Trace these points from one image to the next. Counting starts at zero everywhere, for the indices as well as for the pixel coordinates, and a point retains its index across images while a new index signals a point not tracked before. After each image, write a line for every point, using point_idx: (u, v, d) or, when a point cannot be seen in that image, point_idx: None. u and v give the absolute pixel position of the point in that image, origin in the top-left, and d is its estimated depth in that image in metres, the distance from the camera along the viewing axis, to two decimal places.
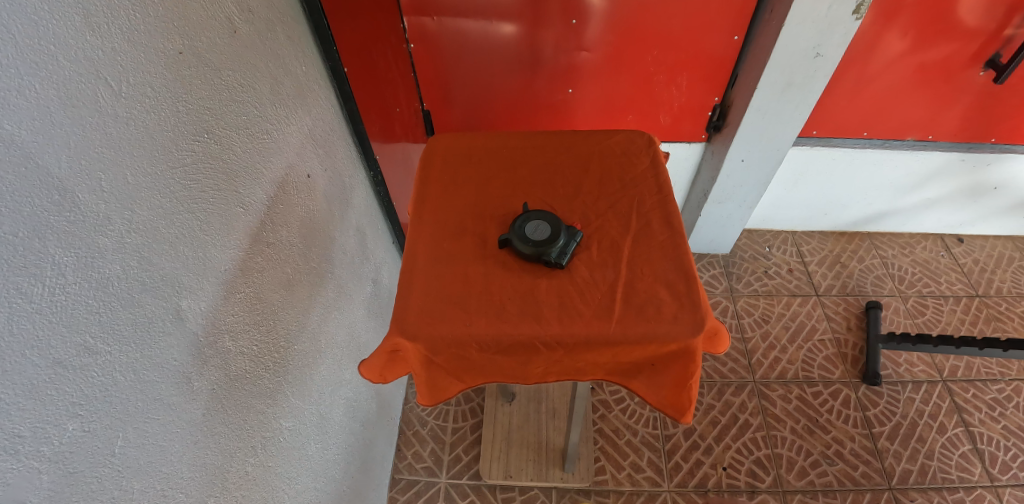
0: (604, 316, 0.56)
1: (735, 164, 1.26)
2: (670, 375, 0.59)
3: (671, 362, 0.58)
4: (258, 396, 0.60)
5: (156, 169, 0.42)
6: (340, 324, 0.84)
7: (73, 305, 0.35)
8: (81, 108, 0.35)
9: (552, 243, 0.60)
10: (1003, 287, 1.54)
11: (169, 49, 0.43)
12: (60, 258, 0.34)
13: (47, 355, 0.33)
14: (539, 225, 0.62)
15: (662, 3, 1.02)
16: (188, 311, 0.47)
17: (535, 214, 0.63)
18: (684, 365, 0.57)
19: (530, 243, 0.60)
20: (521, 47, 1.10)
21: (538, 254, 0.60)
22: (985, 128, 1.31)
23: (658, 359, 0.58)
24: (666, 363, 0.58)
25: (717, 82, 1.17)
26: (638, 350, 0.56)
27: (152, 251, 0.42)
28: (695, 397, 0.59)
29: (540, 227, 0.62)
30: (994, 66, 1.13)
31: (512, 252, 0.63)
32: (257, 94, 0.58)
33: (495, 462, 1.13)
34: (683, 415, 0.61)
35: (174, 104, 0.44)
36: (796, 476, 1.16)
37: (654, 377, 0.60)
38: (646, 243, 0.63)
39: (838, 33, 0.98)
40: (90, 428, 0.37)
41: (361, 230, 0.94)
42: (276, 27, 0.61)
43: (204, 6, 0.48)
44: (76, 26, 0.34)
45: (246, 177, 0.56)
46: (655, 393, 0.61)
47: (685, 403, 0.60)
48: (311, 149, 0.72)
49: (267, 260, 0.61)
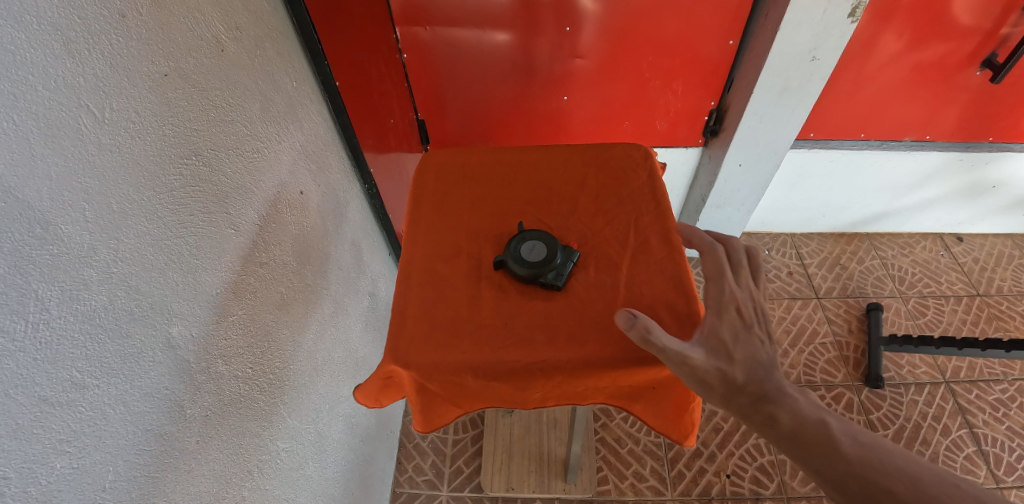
0: (602, 339, 0.55)
1: (733, 169, 1.26)
2: (671, 398, 0.58)
3: (672, 385, 0.57)
4: (254, 420, 0.59)
5: (144, 195, 0.42)
6: (337, 340, 0.83)
7: (57, 341, 0.34)
8: (62, 137, 0.34)
9: (549, 264, 0.59)
10: (1003, 285, 1.54)
11: (156, 72, 0.43)
12: (43, 293, 0.33)
13: (32, 393, 0.32)
14: (535, 246, 0.61)
15: (656, 8, 1.02)
16: (178, 338, 0.46)
17: (529, 233, 0.63)
18: (686, 387, 0.56)
19: (526, 264, 0.60)
20: (515, 55, 1.10)
21: (533, 275, 0.59)
22: (983, 127, 1.30)
23: (659, 381, 0.57)
24: (668, 385, 0.57)
25: (713, 86, 1.17)
26: (639, 374, 0.55)
27: (141, 279, 0.41)
28: (697, 419, 0.59)
29: (535, 247, 0.61)
30: (991, 65, 1.13)
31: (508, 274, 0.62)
32: (246, 112, 0.57)
33: (496, 474, 1.12)
34: (685, 437, 0.60)
35: (161, 128, 0.43)
36: (800, 482, 1.14)
37: (655, 400, 0.59)
38: (644, 261, 0.62)
39: (833, 36, 0.98)
40: (79, 465, 0.36)
41: (357, 244, 0.93)
42: (265, 43, 0.61)
43: (190, 26, 0.47)
44: (54, 53, 0.33)
45: (236, 197, 0.55)
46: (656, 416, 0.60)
47: (687, 426, 0.59)
48: (304, 165, 0.71)
49: (261, 281, 0.60)
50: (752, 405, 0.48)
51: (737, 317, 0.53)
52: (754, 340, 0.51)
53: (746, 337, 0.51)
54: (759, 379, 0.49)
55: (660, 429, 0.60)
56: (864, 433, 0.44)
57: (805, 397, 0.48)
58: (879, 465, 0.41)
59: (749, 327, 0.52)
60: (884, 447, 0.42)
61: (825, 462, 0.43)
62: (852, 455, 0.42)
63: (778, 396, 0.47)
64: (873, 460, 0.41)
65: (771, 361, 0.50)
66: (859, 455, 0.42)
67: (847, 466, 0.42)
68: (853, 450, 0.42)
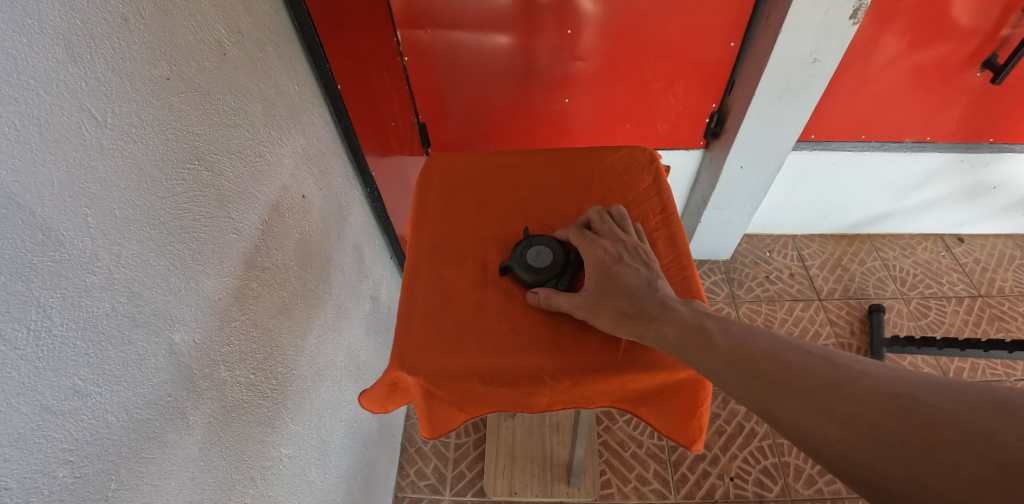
0: (609, 344, 0.55)
1: (733, 171, 1.26)
2: (679, 402, 0.58)
3: (680, 389, 0.57)
4: (257, 426, 0.58)
5: (146, 199, 0.41)
6: (340, 345, 0.83)
7: (59, 348, 0.34)
8: (64, 142, 0.34)
9: (555, 269, 0.59)
10: (1005, 286, 1.54)
11: (157, 76, 0.42)
12: (44, 299, 0.32)
13: (33, 401, 0.32)
14: (541, 252, 0.61)
15: (657, 10, 1.01)
16: (181, 344, 0.45)
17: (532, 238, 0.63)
18: (693, 391, 0.56)
19: (533, 270, 0.59)
20: (516, 57, 1.09)
21: (540, 281, 0.59)
22: (985, 128, 1.30)
23: (667, 384, 0.56)
24: (676, 390, 0.57)
25: (714, 88, 1.17)
26: (646, 377, 0.54)
27: (143, 285, 0.41)
28: (705, 423, 0.58)
29: (539, 252, 0.61)
30: (991, 67, 1.13)
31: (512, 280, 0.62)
32: (249, 116, 0.57)
33: (499, 478, 1.12)
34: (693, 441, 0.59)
35: (163, 133, 0.43)
36: (804, 485, 1.14)
37: (663, 404, 0.58)
38: None
39: (835, 38, 0.98)
40: (82, 474, 0.35)
41: (359, 248, 0.93)
42: (267, 47, 0.60)
43: (192, 30, 0.47)
44: (56, 58, 0.33)
45: (238, 201, 0.55)
46: (665, 421, 0.59)
47: (695, 430, 0.59)
48: (306, 169, 0.71)
49: (263, 286, 0.59)
50: (639, 326, 0.51)
51: (606, 254, 0.58)
52: (627, 269, 0.56)
53: (619, 267, 0.56)
54: (641, 301, 0.52)
55: (668, 434, 0.59)
56: (739, 324, 0.47)
57: (687, 305, 0.51)
58: (747, 346, 0.45)
59: (622, 258, 0.57)
60: (751, 331, 0.46)
61: (707, 358, 0.46)
62: (724, 348, 0.45)
63: (659, 312, 0.51)
64: (742, 344, 0.45)
65: (647, 284, 0.54)
66: (731, 345, 0.45)
67: (725, 358, 0.45)
68: (726, 342, 0.46)
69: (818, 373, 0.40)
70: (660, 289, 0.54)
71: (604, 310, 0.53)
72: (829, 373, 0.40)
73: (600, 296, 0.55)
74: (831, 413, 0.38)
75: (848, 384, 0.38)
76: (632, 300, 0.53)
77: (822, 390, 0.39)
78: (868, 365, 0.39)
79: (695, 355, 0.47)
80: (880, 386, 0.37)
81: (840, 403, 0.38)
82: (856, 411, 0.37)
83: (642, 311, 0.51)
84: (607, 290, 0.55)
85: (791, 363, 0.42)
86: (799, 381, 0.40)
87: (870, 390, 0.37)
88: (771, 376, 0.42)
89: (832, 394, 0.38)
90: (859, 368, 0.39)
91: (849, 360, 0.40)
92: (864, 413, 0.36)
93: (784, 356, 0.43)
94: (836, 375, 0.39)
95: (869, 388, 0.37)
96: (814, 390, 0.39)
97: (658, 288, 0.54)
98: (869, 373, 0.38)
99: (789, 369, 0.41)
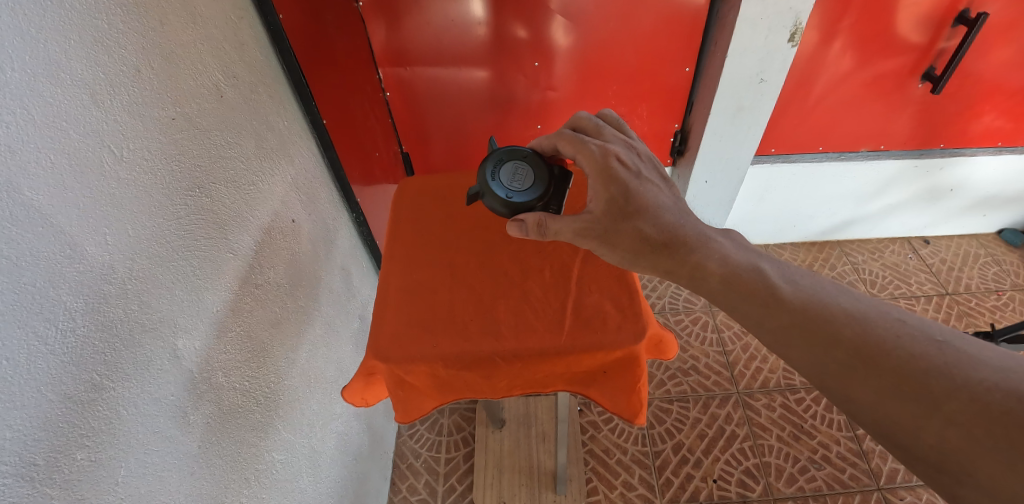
0: (555, 330, 0.61)
1: (700, 185, 1.37)
2: (623, 382, 0.64)
3: (621, 369, 0.63)
4: (250, 430, 0.63)
5: (155, 221, 0.48)
6: (329, 359, 0.88)
7: (80, 346, 0.39)
8: (89, 174, 0.40)
9: (539, 193, 0.65)
10: (971, 283, 1.62)
11: (164, 117, 0.49)
12: (70, 303, 0.39)
13: (60, 391, 0.37)
14: (518, 178, 0.66)
15: (616, 42, 1.11)
16: (183, 350, 0.51)
17: (501, 163, 0.68)
18: (632, 370, 0.63)
19: (519, 196, 0.64)
20: (491, 88, 1.18)
21: (528, 206, 0.64)
22: (933, 134, 1.39)
23: (607, 365, 0.63)
24: (618, 370, 0.63)
25: (676, 109, 1.26)
26: (587, 358, 0.61)
27: (151, 295, 0.47)
28: (645, 398, 0.65)
29: (514, 179, 0.67)
30: (930, 77, 1.22)
31: (495, 210, 0.67)
32: (243, 149, 0.64)
33: (488, 489, 1.15)
34: (637, 416, 0.66)
35: (168, 164, 0.50)
36: (785, 483, 1.17)
37: (609, 385, 0.65)
38: (593, 262, 0.68)
39: (777, 59, 1.08)
40: (96, 458, 0.40)
41: (347, 269, 0.99)
42: (258, 89, 0.68)
43: (194, 76, 0.54)
44: (83, 103, 0.40)
45: (235, 225, 0.61)
46: (611, 400, 0.65)
47: (638, 406, 0.65)
48: (296, 197, 0.78)
49: (256, 301, 0.66)
50: (669, 261, 0.54)
51: (624, 172, 0.59)
52: (648, 189, 0.58)
53: (641, 187, 0.58)
54: (672, 231, 0.55)
55: (615, 411, 0.66)
56: (800, 275, 0.50)
57: (727, 241, 0.54)
58: (824, 310, 0.45)
59: (642, 177, 0.59)
60: (823, 293, 0.47)
61: (769, 314, 0.48)
62: (795, 304, 0.47)
63: (697, 244, 0.54)
64: (815, 306, 0.46)
65: (670, 207, 0.57)
66: (803, 301, 0.47)
67: (791, 316, 0.46)
68: (797, 298, 0.47)
69: (919, 353, 0.40)
70: (685, 214, 0.57)
71: (627, 239, 0.56)
72: (935, 355, 0.40)
73: (619, 221, 0.57)
74: (933, 406, 0.38)
75: (959, 371, 0.39)
76: (658, 228, 0.55)
77: (925, 374, 0.39)
78: (977, 347, 0.40)
79: (755, 302, 0.49)
80: (1004, 387, 0.36)
81: (950, 397, 0.38)
82: (969, 411, 0.37)
83: (672, 241, 0.55)
84: (628, 215, 0.56)
85: (884, 340, 0.42)
86: (895, 362, 0.41)
87: (990, 386, 0.37)
88: (856, 348, 0.43)
89: (940, 383, 0.39)
90: (967, 351, 0.39)
91: (953, 338, 0.41)
92: (977, 414, 0.36)
93: (875, 327, 0.43)
94: (942, 359, 0.40)
95: (986, 383, 0.37)
96: (920, 376, 0.40)
97: (685, 216, 0.57)
98: (980, 360, 0.39)
99: (880, 344, 0.42)
